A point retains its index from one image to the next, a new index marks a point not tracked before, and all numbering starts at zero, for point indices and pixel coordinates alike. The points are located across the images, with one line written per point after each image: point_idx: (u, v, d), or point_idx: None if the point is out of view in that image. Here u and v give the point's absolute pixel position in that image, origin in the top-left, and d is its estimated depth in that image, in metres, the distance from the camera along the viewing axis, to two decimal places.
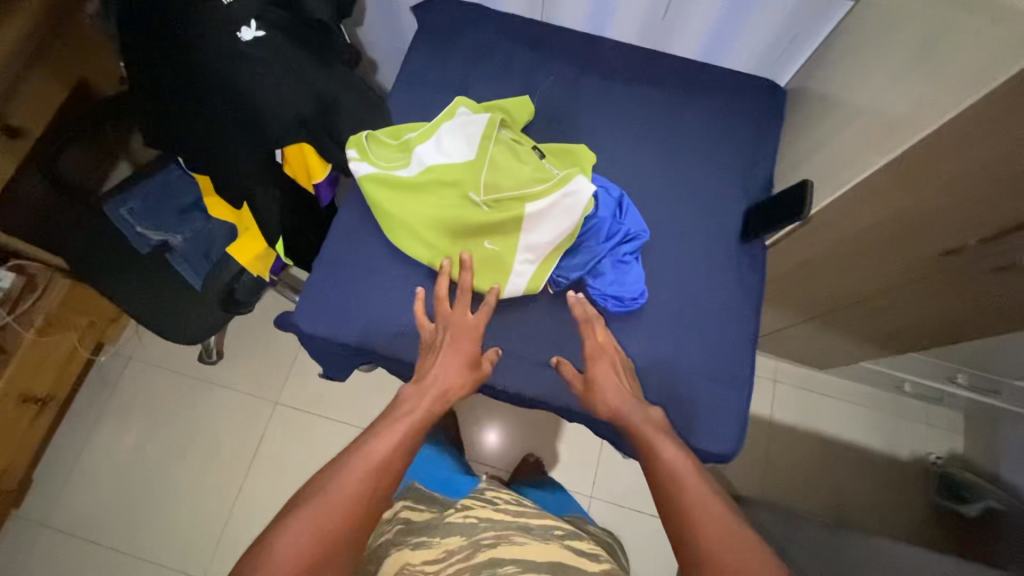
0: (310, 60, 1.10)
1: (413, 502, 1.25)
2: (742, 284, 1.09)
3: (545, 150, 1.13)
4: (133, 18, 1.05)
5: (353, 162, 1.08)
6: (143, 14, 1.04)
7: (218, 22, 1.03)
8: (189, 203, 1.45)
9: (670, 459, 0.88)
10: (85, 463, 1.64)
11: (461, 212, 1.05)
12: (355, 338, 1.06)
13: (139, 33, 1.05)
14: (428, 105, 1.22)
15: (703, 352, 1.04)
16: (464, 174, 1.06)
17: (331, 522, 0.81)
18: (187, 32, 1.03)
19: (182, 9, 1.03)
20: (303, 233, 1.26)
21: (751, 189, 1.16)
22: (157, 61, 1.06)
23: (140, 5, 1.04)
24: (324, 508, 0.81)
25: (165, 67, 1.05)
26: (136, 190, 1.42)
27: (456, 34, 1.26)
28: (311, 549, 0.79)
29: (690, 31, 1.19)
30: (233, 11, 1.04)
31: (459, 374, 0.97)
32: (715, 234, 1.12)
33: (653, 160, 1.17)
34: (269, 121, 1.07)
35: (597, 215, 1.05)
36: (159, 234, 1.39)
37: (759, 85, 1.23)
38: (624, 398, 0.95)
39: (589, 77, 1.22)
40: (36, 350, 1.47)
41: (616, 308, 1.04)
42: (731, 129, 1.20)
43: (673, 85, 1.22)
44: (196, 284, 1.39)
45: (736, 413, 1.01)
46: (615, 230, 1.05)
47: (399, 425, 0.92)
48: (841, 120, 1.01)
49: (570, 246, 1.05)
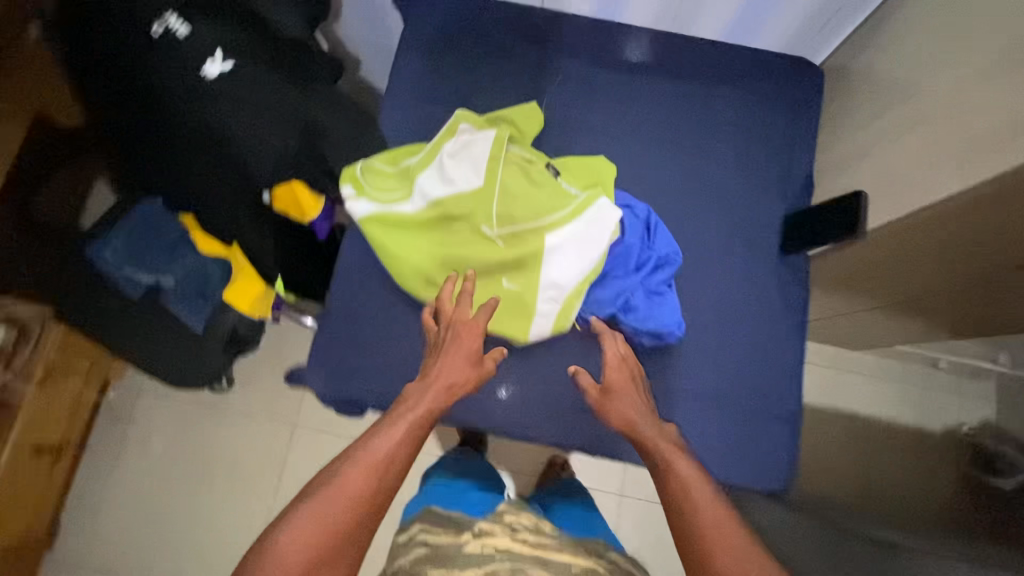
0: (287, 86, 0.95)
1: (430, 525, 1.08)
2: (783, 301, 1.01)
3: (559, 166, 1.01)
4: (82, 59, 0.92)
5: (350, 202, 0.98)
6: (91, 53, 0.91)
7: (178, 56, 0.88)
8: (178, 237, 1.32)
9: (687, 478, 0.80)
10: (108, 501, 1.61)
11: (475, 249, 0.96)
12: (377, 400, 0.99)
13: (97, 81, 0.93)
14: (425, 120, 1.09)
15: (745, 381, 0.97)
16: (473, 206, 0.96)
17: (332, 523, 0.73)
18: (144, 72, 0.89)
19: (135, 46, 0.88)
20: (303, 266, 1.18)
21: (789, 192, 1.05)
22: (123, 111, 0.96)
23: (87, 43, 0.90)
24: (325, 508, 0.74)
25: (130, 112, 0.94)
26: (116, 229, 1.30)
27: (447, 32, 1.11)
28: (311, 553, 0.71)
29: (715, 10, 1.04)
30: (194, 41, 0.88)
31: (465, 369, 0.90)
32: (751, 248, 1.03)
33: (677, 167, 1.06)
34: (252, 163, 0.95)
35: (624, 241, 0.95)
36: (149, 275, 1.30)
37: (794, 65, 1.09)
38: (637, 406, 0.89)
39: (602, 72, 1.09)
40: (41, 403, 1.43)
41: (651, 342, 0.95)
42: (764, 122, 1.07)
43: (699, 72, 1.08)
44: (198, 327, 1.31)
45: (783, 445, 0.95)
46: (645, 257, 0.95)
47: (402, 421, 0.84)
48: (897, 117, 0.89)
49: (597, 277, 0.95)
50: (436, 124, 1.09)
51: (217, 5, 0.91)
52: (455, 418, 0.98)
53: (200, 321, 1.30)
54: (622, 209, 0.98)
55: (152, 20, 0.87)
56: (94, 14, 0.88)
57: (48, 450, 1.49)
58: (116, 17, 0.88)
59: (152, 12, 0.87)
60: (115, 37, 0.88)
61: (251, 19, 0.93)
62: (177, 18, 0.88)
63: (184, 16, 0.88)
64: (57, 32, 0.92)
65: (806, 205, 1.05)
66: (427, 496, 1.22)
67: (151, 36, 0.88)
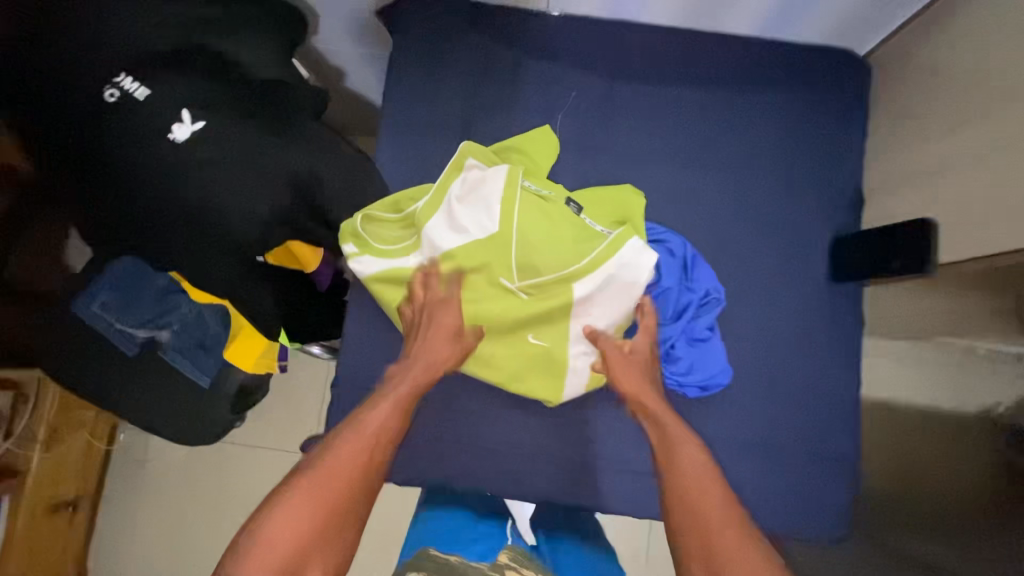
0: (268, 136, 0.82)
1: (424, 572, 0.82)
2: (832, 331, 0.94)
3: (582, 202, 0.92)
4: (38, 137, 0.82)
5: (354, 260, 0.93)
6: (46, 129, 0.81)
7: (141, 125, 0.78)
8: (167, 284, 1.19)
9: (694, 463, 0.76)
10: (128, 550, 1.55)
11: (498, 305, 0.87)
12: (405, 470, 0.93)
13: (58, 157, 0.82)
14: (428, 154, 0.98)
15: (794, 423, 0.91)
16: (491, 258, 0.87)
17: (328, 503, 0.70)
18: (106, 146, 0.79)
19: (91, 119, 0.78)
20: (311, 316, 1.09)
21: (835, 209, 0.96)
22: (87, 186, 0.84)
23: (41, 119, 0.80)
24: (319, 489, 0.70)
25: (97, 188, 0.83)
26: (101, 284, 1.15)
27: (444, 48, 0.99)
28: (309, 537, 0.67)
29: (748, 6, 0.92)
30: (156, 104, 0.78)
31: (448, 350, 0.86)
32: (795, 275, 0.95)
33: (709, 190, 0.97)
34: (240, 231, 0.84)
35: (661, 283, 0.87)
36: (145, 328, 1.16)
37: (836, 61, 0.98)
38: (639, 383, 0.85)
39: (622, 84, 0.98)
40: (47, 464, 1.37)
41: (694, 393, 0.89)
42: (804, 129, 0.97)
43: (726, 81, 0.98)
44: (203, 381, 1.19)
45: (837, 487, 0.90)
46: (686, 300, 0.87)
47: (387, 402, 0.81)
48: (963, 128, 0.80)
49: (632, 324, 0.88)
50: (441, 158, 0.98)
51: (180, 59, 0.80)
52: (493, 483, 0.94)
53: (207, 375, 1.19)
54: (658, 246, 0.90)
55: (107, 88, 0.77)
56: (40, 88, 0.78)
57: (64, 505, 1.44)
58: (68, 90, 0.78)
59: (106, 80, 0.77)
60: (72, 111, 0.78)
61: (220, 68, 0.83)
62: (134, 82, 0.78)
63: (142, 78, 0.78)
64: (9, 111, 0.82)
65: (857, 221, 0.96)
66: (425, 530, 0.95)
67: (106, 106, 0.77)
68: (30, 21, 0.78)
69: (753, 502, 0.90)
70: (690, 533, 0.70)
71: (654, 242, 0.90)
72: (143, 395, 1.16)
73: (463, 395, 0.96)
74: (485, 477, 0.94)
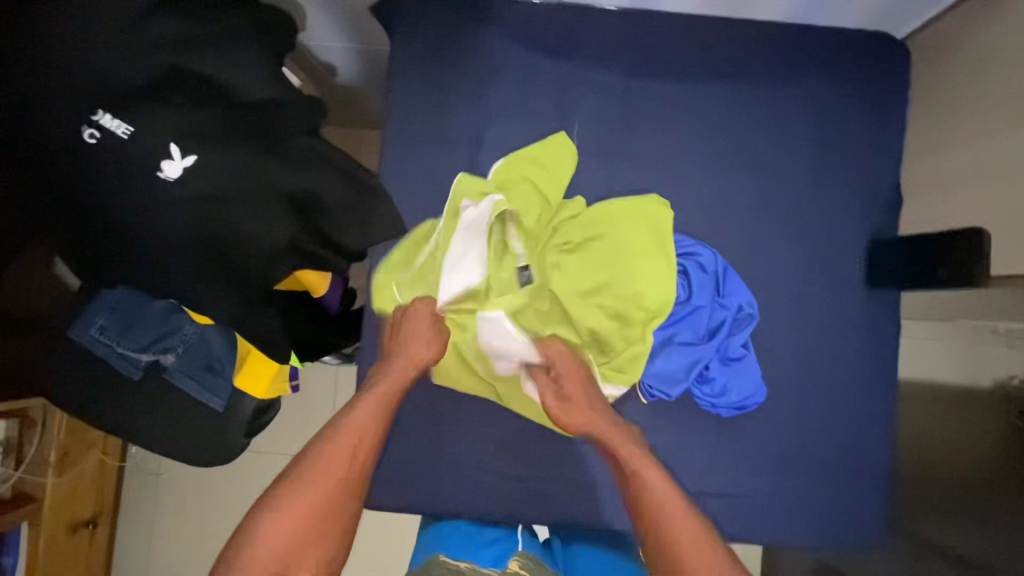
0: (263, 165, 0.76)
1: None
2: (869, 339, 0.90)
3: (598, 220, 0.88)
4: (27, 183, 0.78)
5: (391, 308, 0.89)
6: (32, 177, 0.76)
7: (127, 165, 0.72)
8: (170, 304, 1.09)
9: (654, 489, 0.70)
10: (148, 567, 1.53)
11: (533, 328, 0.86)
12: (436, 501, 0.90)
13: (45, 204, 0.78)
14: (437, 168, 0.92)
15: (832, 435, 0.89)
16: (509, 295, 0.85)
17: (330, 488, 0.66)
18: (93, 190, 0.74)
19: (75, 162, 0.72)
20: (319, 334, 1.04)
21: (871, 208, 0.92)
22: (77, 230, 0.79)
23: (25, 166, 0.75)
24: (317, 479, 0.66)
25: (88, 234, 0.78)
26: (99, 304, 1.06)
27: (452, 51, 0.93)
28: (292, 545, 0.62)
29: None
30: (141, 142, 0.72)
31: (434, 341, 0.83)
32: (831, 280, 0.91)
33: (740, 193, 0.92)
34: (242, 266, 0.79)
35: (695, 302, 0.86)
36: (149, 352, 1.09)
37: (871, 46, 0.93)
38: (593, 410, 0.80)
39: (645, 80, 0.93)
40: (62, 487, 1.35)
41: (729, 413, 0.88)
42: (838, 121, 0.92)
43: (754, 74, 0.93)
44: (218, 404, 1.12)
45: (876, 499, 0.89)
46: (720, 318, 0.86)
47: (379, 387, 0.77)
48: (1010, 118, 0.75)
49: (663, 346, 0.87)
50: (450, 171, 0.91)
51: (162, 87, 0.73)
52: (524, 512, 0.91)
53: (220, 395, 1.12)
54: (691, 263, 0.87)
55: (87, 128, 0.71)
56: (21, 134, 0.73)
57: (84, 521, 1.43)
58: (48, 133, 0.72)
59: (84, 119, 0.71)
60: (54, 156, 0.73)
61: (205, 93, 0.75)
62: (114, 119, 0.71)
63: (121, 114, 0.71)
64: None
65: (892, 222, 0.92)
66: (436, 538, 0.88)
67: (89, 147, 0.72)
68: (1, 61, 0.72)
69: (791, 520, 0.87)
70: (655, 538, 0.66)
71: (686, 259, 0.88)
72: (153, 420, 1.09)
73: (488, 421, 0.92)
74: (516, 505, 0.91)
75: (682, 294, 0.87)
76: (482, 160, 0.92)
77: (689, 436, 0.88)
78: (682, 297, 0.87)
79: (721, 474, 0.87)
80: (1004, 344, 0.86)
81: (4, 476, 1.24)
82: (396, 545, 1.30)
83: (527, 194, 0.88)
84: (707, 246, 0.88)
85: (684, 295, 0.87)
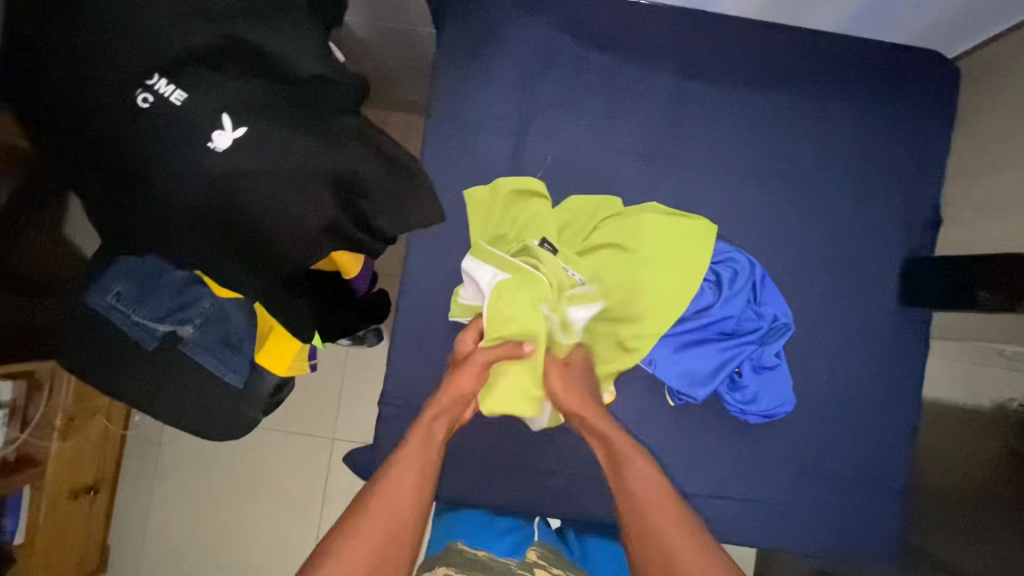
0: (311, 143, 0.74)
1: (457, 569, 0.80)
2: (900, 357, 0.91)
3: (612, 225, 0.87)
4: (61, 142, 0.74)
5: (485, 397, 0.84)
6: (72, 134, 0.73)
7: (177, 133, 0.71)
8: (189, 275, 1.06)
9: (642, 478, 0.73)
10: (146, 540, 1.50)
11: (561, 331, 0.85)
12: (460, 491, 0.90)
13: (82, 165, 0.75)
14: (481, 157, 0.90)
15: (856, 448, 0.90)
16: (531, 291, 0.81)
17: (394, 519, 0.69)
18: (137, 155, 0.72)
19: (122, 124, 0.71)
20: (347, 318, 1.02)
21: (909, 228, 0.92)
22: (114, 195, 0.76)
23: (65, 124, 0.73)
24: (384, 510, 0.69)
25: (125, 200, 0.76)
26: (113, 269, 1.01)
27: (501, 40, 0.91)
28: None
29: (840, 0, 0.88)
30: (194, 111, 0.70)
31: (471, 372, 0.80)
32: (866, 297, 0.91)
33: (784, 202, 0.91)
34: (282, 245, 0.78)
35: (723, 308, 0.85)
36: (165, 322, 1.04)
37: (923, 62, 0.93)
38: (574, 388, 0.81)
39: (697, 82, 0.92)
40: (66, 453, 1.29)
41: (756, 420, 0.88)
42: (885, 136, 0.92)
43: (804, 84, 0.92)
44: (235, 378, 1.09)
45: (892, 512, 0.90)
46: (755, 325, 0.85)
47: (436, 418, 0.78)
48: None
49: (688, 348, 0.87)
50: (494, 161, 0.90)
51: (217, 54, 0.71)
52: (545, 506, 0.91)
53: (237, 369, 1.09)
54: (724, 270, 0.87)
55: (141, 92, 0.70)
56: (66, 91, 0.71)
57: (86, 489, 1.38)
58: (97, 92, 0.70)
59: (138, 82, 0.70)
60: (101, 118, 0.71)
61: (259, 63, 0.73)
62: (169, 85, 0.70)
63: (177, 80, 0.70)
64: (32, 113, 0.74)
65: (928, 242, 0.93)
66: (453, 522, 0.91)
67: (139, 111, 0.70)
68: (55, 13, 0.70)
69: (810, 529, 0.89)
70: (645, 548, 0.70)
71: (720, 266, 0.87)
72: (171, 393, 1.08)
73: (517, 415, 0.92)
74: (541, 499, 0.91)
75: (709, 298, 0.87)
76: (527, 151, 0.91)
77: (715, 441, 0.89)
78: (709, 302, 0.87)
79: (746, 482, 0.88)
80: (1007, 366, 0.87)
81: (10, 438, 1.19)
82: None
83: (535, 211, 0.88)
84: (742, 252, 0.87)
85: (711, 301, 0.87)
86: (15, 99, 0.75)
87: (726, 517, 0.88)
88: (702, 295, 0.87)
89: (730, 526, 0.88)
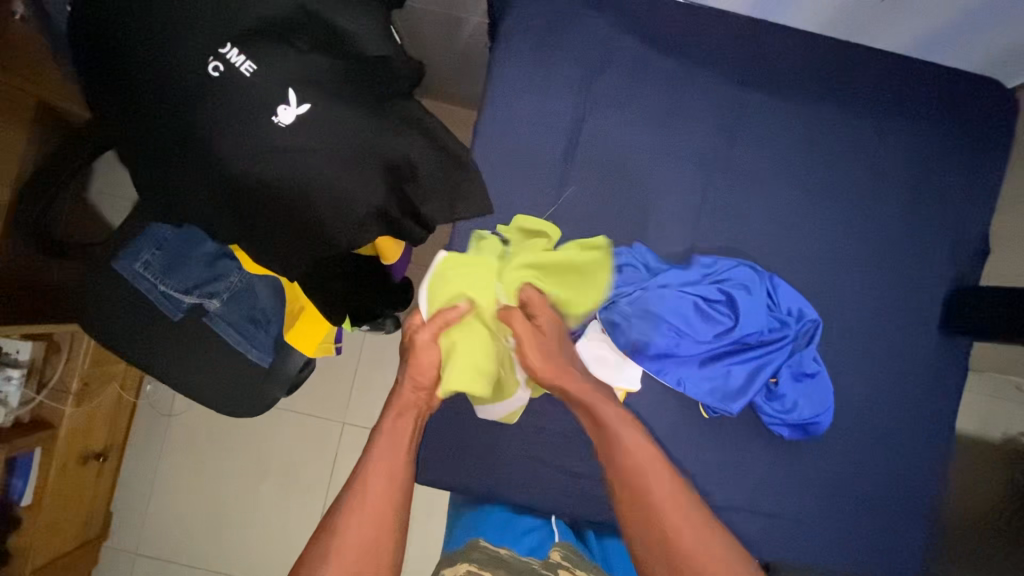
0: (368, 125, 0.73)
1: (479, 562, 0.77)
2: (939, 383, 0.91)
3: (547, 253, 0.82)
4: (122, 103, 0.73)
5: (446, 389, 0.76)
6: (133, 95, 0.71)
7: (244, 106, 0.69)
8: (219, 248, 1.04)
9: (637, 452, 0.72)
10: (150, 512, 1.46)
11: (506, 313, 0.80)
12: (485, 485, 0.90)
13: (139, 127, 0.73)
14: (533, 155, 0.89)
15: (887, 471, 0.90)
16: (478, 272, 0.78)
17: (373, 520, 0.67)
18: (198, 121, 0.70)
19: (187, 91, 0.69)
20: (375, 299, 0.97)
21: (958, 254, 0.92)
22: (168, 159, 0.74)
23: (127, 83, 0.71)
24: (359, 518, 0.67)
25: (180, 165, 0.74)
26: (146, 237, 1.01)
27: (563, 36, 0.91)
28: None
29: (909, 18, 0.88)
30: (263, 83, 0.69)
31: (426, 356, 0.76)
32: (911, 321, 0.91)
33: (834, 219, 0.91)
34: (331, 227, 0.76)
35: (746, 325, 0.84)
36: (191, 295, 1.02)
37: (984, 88, 0.93)
38: (558, 359, 0.77)
39: (758, 90, 0.92)
40: (79, 418, 1.26)
41: (793, 433, 0.87)
42: (939, 160, 0.92)
43: (862, 102, 0.92)
44: (260, 356, 1.06)
45: (919, 540, 0.90)
46: (781, 334, 0.85)
47: (400, 417, 0.74)
48: None
49: (714, 363, 0.85)
50: (547, 158, 0.89)
51: (289, 28, 0.70)
52: (570, 508, 0.91)
53: (261, 347, 1.06)
54: (737, 289, 0.85)
55: (212, 60, 0.68)
56: (134, 51, 0.69)
57: (95, 455, 1.35)
58: (164, 56, 0.68)
59: (210, 50, 0.68)
60: (168, 81, 0.69)
61: (327, 40, 0.72)
62: (240, 55, 0.68)
63: (249, 50, 0.69)
64: (95, 71, 0.73)
65: (977, 271, 0.93)
66: (473, 522, 0.90)
67: (206, 79, 0.68)
68: None
69: (836, 550, 0.88)
70: (647, 524, 0.70)
71: (730, 284, 0.85)
72: (188, 363, 1.03)
73: (547, 414, 0.92)
74: (568, 501, 0.91)
75: (727, 320, 0.86)
76: (580, 148, 0.90)
77: (748, 455, 0.88)
78: (728, 322, 0.85)
79: (777, 498, 0.88)
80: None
81: (26, 398, 1.18)
82: (419, 523, 1.27)
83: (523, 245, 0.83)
84: (744, 263, 0.87)
85: (730, 322, 0.85)
86: (77, 52, 0.74)
87: (756, 533, 0.87)
88: (718, 318, 0.86)
89: (755, 542, 0.87)
